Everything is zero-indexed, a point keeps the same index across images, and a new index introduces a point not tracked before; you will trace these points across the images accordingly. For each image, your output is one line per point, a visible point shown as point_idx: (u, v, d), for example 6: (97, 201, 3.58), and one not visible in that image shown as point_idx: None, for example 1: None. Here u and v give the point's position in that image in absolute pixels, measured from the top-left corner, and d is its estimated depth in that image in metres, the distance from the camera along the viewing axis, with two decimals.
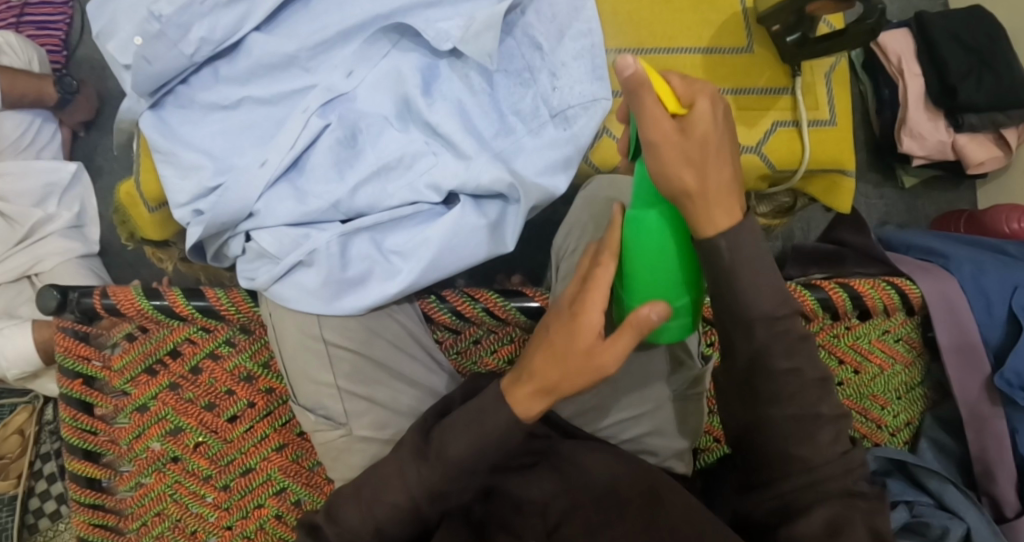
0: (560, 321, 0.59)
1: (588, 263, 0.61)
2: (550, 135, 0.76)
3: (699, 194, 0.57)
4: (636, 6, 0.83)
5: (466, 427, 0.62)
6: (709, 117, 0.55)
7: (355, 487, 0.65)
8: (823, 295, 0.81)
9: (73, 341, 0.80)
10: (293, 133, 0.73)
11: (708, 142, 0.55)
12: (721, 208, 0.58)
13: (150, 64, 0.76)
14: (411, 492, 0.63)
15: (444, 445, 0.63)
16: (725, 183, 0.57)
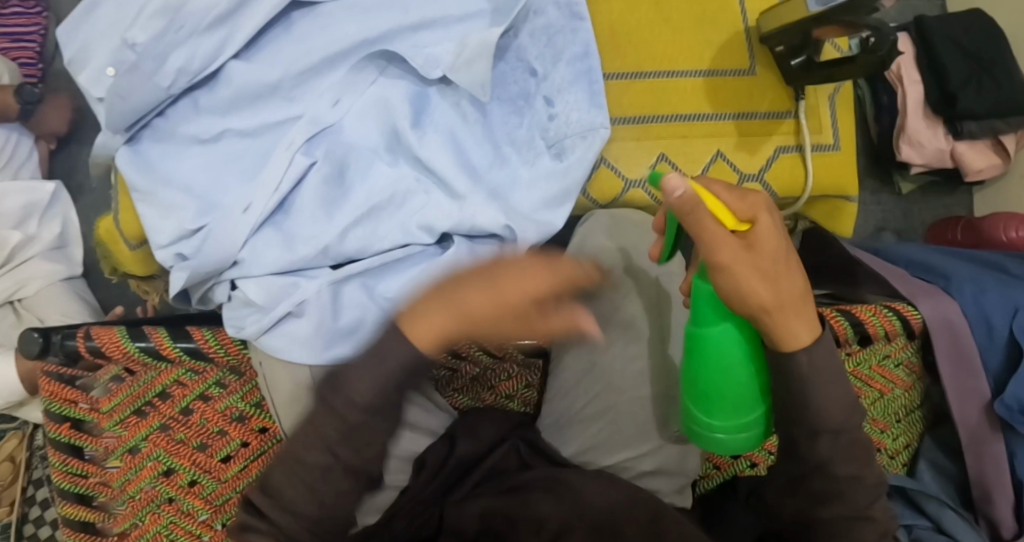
0: (519, 275, 0.52)
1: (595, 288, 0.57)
2: (547, 166, 0.73)
3: (777, 308, 0.57)
4: (634, 25, 0.78)
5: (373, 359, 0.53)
6: (773, 229, 0.57)
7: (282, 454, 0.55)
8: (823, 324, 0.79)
9: (58, 386, 0.78)
10: (277, 173, 0.70)
11: (775, 254, 0.57)
12: (801, 322, 0.59)
13: (124, 100, 0.74)
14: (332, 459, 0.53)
15: (349, 391, 0.52)
16: (798, 293, 0.58)
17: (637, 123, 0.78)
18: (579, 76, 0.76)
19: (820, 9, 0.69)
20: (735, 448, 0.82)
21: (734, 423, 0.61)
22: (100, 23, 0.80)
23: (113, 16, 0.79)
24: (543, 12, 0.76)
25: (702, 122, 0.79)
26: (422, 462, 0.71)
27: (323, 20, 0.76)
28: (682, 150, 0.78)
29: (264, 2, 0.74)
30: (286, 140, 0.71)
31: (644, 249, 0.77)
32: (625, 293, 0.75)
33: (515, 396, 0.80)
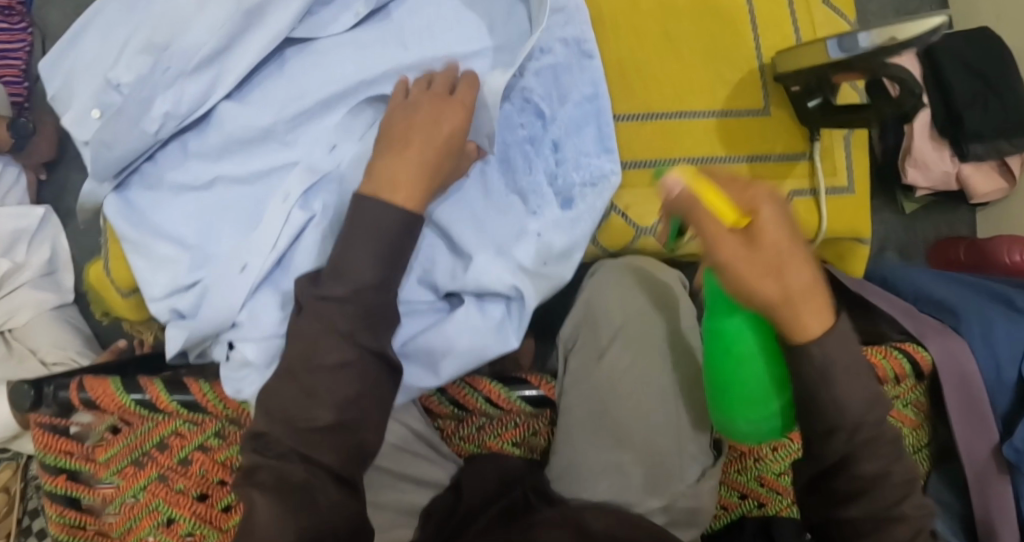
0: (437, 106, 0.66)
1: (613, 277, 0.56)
2: (555, 215, 0.70)
3: (784, 303, 0.54)
4: (644, 63, 0.76)
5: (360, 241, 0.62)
6: (775, 222, 0.54)
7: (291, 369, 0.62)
8: None
9: (52, 438, 0.77)
10: (274, 229, 0.68)
11: (778, 245, 0.53)
12: (814, 312, 0.55)
13: (110, 148, 0.70)
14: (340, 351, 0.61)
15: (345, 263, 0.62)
16: (809, 285, 0.54)
17: (647, 167, 0.76)
18: (586, 118, 0.72)
19: (843, 55, 0.66)
20: (742, 488, 0.80)
21: (754, 418, 0.60)
22: (83, 57, 0.77)
23: (95, 51, 0.76)
24: (550, 49, 0.72)
25: (713, 164, 0.77)
26: (428, 512, 0.69)
27: (318, 58, 0.74)
28: None
29: (252, 44, 0.72)
30: (283, 192, 0.69)
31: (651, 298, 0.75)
32: (638, 344, 0.72)
33: (523, 443, 0.75)
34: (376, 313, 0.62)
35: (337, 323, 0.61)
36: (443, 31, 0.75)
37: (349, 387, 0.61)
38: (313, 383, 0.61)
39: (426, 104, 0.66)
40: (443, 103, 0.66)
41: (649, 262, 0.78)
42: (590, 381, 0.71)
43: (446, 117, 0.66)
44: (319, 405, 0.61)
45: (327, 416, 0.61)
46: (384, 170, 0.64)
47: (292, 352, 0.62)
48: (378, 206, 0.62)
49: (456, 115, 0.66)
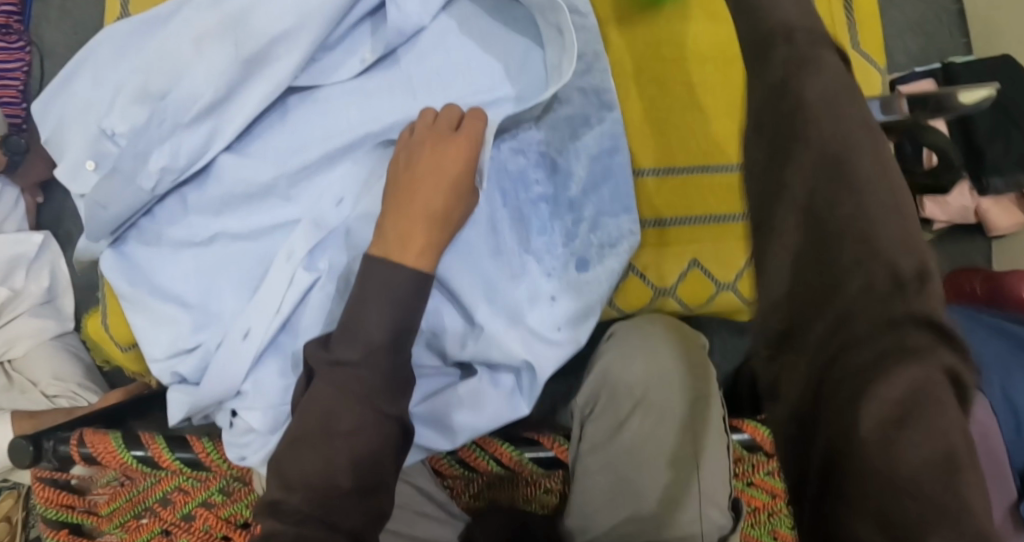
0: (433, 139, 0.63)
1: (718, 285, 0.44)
2: (569, 278, 0.68)
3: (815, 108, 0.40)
4: (666, 115, 0.74)
5: (372, 294, 0.59)
6: None
7: (298, 433, 0.58)
8: None
9: (54, 491, 0.76)
10: (277, 292, 0.66)
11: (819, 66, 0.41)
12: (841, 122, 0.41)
13: (105, 209, 0.69)
14: (358, 413, 0.57)
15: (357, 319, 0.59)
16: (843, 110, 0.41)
17: (667, 225, 0.74)
18: (603, 175, 0.70)
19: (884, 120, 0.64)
20: None
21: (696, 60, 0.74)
22: (73, 102, 0.74)
23: (86, 98, 0.74)
24: (569, 100, 0.69)
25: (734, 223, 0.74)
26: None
27: (323, 106, 0.72)
28: (715, 253, 0.74)
29: (253, 93, 0.70)
30: (286, 251, 0.67)
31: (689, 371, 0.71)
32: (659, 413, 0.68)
33: (533, 499, 0.73)
34: (394, 376, 0.59)
35: (351, 389, 0.58)
36: (456, 80, 0.72)
37: (369, 450, 0.57)
38: (329, 448, 0.56)
39: (429, 144, 0.63)
40: (446, 141, 0.63)
41: (676, 326, 0.75)
42: (609, 447, 0.68)
43: (449, 157, 0.62)
44: (337, 470, 0.56)
45: (345, 482, 0.56)
46: (390, 227, 0.61)
47: (307, 420, 0.58)
48: (387, 266, 0.60)
49: (459, 154, 0.62)
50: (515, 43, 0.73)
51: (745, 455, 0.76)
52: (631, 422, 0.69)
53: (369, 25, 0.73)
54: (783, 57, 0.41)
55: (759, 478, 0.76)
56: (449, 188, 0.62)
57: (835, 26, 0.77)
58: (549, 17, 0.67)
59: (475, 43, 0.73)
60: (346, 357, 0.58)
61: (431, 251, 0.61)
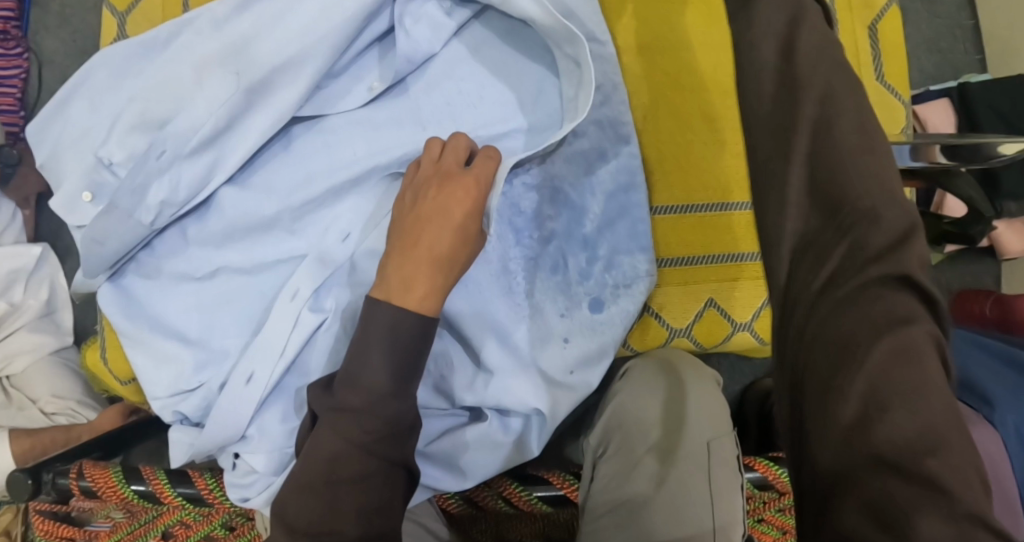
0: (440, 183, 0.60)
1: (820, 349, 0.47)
2: (582, 318, 0.67)
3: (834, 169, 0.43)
4: (684, 148, 0.72)
5: (373, 344, 0.56)
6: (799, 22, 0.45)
7: (301, 481, 0.56)
8: None
9: (53, 524, 0.74)
10: (281, 334, 0.65)
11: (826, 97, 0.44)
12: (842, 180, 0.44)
13: (102, 245, 0.67)
14: (364, 461, 0.55)
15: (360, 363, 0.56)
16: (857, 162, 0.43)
17: (684, 263, 0.72)
18: (618, 213, 0.68)
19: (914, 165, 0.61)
20: None
21: None
22: (70, 128, 0.72)
23: (85, 125, 0.72)
24: (584, 133, 0.68)
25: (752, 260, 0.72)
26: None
27: (327, 138, 0.71)
28: (731, 292, 0.72)
29: (255, 124, 0.69)
30: (291, 290, 0.66)
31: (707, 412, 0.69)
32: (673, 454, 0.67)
33: (541, 536, 0.73)
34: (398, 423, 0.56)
35: (355, 436, 0.55)
36: (467, 110, 0.71)
37: (376, 498, 0.56)
38: (333, 498, 0.55)
39: (436, 187, 0.60)
40: (453, 181, 0.59)
41: (686, 360, 0.72)
42: (621, 491, 0.67)
43: (455, 201, 0.58)
44: (343, 519, 0.55)
45: (351, 531, 0.54)
46: (393, 270, 0.57)
47: (314, 465, 0.55)
48: (390, 309, 0.56)
49: (467, 195, 0.59)
50: (529, 73, 0.71)
51: (757, 493, 0.74)
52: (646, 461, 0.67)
53: (377, 50, 0.73)
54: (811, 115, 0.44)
55: (770, 513, 0.76)
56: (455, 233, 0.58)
57: (857, 56, 0.77)
58: (566, 50, 0.66)
59: (487, 70, 0.72)
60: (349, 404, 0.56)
61: (436, 297, 0.57)
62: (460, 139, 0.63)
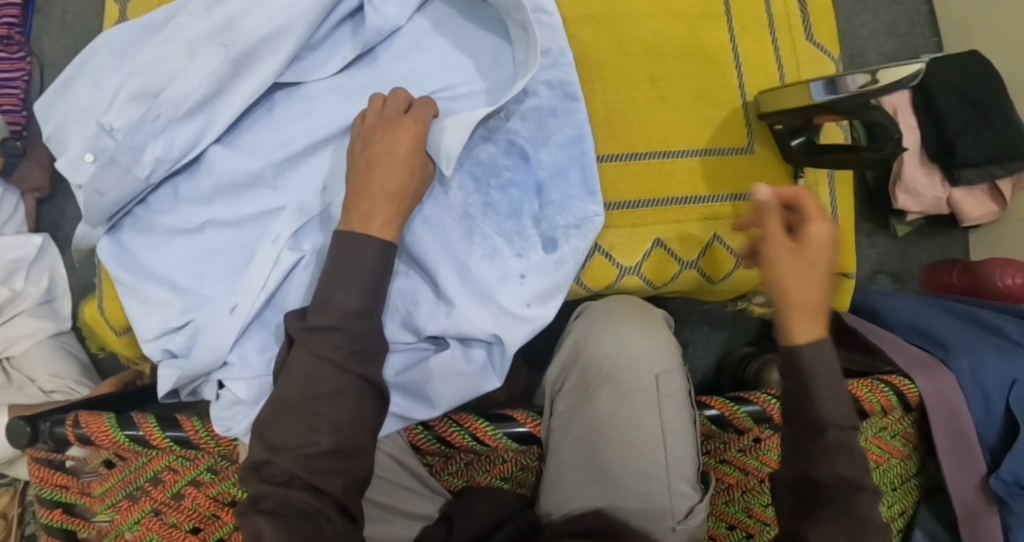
0: (376, 130, 0.67)
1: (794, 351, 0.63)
2: (537, 258, 0.71)
3: (789, 306, 0.61)
4: (629, 105, 0.77)
5: (344, 273, 0.63)
6: (823, 234, 0.61)
7: (282, 403, 0.62)
8: None
9: (48, 471, 0.78)
10: (262, 271, 0.70)
11: (820, 257, 0.61)
12: (805, 319, 0.61)
13: (103, 196, 0.72)
14: (339, 380, 0.62)
15: (329, 295, 0.63)
16: (811, 297, 0.61)
17: (633, 206, 0.76)
18: (571, 161, 0.73)
19: (826, 99, 0.68)
20: (729, 519, 0.76)
21: None
22: (74, 104, 0.77)
23: (87, 99, 0.77)
24: (535, 92, 0.73)
25: (697, 203, 0.77)
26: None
27: (307, 103, 0.76)
28: (680, 234, 0.77)
29: (242, 91, 0.74)
30: (273, 234, 0.71)
31: (652, 342, 0.74)
32: (621, 388, 0.71)
33: (512, 478, 0.75)
34: (366, 339, 0.63)
35: (328, 353, 0.61)
36: (430, 76, 0.76)
37: (343, 413, 0.61)
38: (310, 413, 0.61)
39: (379, 131, 0.67)
40: (394, 126, 0.67)
41: (635, 303, 0.78)
42: (578, 425, 0.71)
43: (399, 141, 0.66)
44: (317, 432, 0.61)
45: (327, 441, 0.61)
46: (353, 206, 0.65)
47: (288, 385, 0.62)
48: (356, 242, 0.63)
49: (407, 135, 0.66)
50: (488, 41, 0.76)
51: (716, 432, 0.75)
52: (599, 392, 0.71)
53: (349, 26, 0.77)
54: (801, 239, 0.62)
55: (731, 455, 0.75)
56: (402, 168, 0.65)
57: (789, 19, 0.81)
58: (515, 16, 0.71)
59: (447, 42, 0.77)
60: (320, 323, 0.62)
61: (392, 225, 0.65)
62: (401, 91, 0.70)
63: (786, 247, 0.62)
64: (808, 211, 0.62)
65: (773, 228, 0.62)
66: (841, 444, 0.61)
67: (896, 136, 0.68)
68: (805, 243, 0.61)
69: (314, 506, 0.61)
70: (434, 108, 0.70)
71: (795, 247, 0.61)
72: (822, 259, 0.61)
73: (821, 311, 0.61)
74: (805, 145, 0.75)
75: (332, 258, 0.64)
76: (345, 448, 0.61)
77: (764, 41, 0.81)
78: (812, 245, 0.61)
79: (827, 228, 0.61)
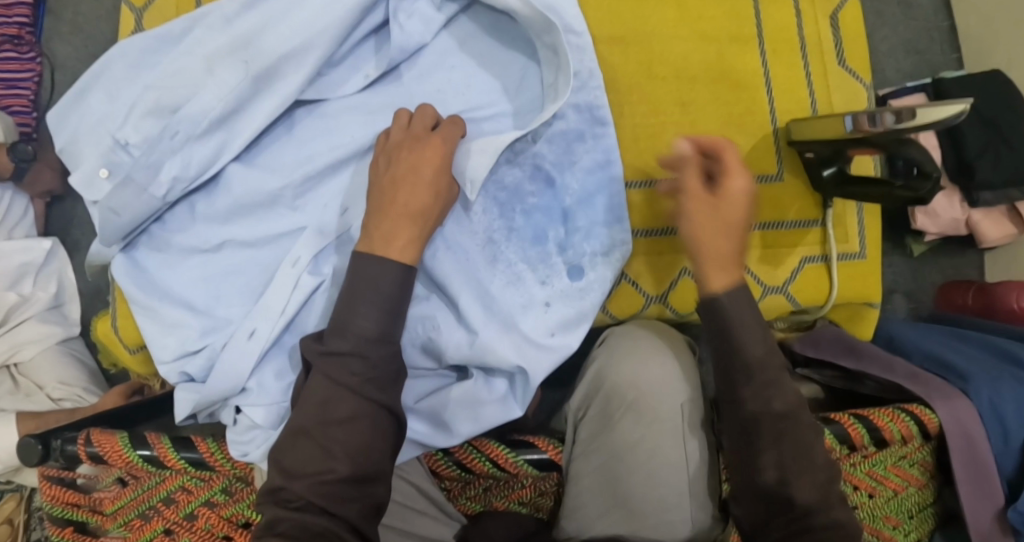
0: (403, 154, 0.66)
1: (728, 202, 0.64)
2: (562, 285, 0.70)
3: (710, 258, 0.64)
4: (657, 130, 0.77)
5: (364, 294, 0.62)
6: (745, 192, 0.64)
7: (302, 427, 0.60)
8: (840, 430, 0.77)
9: (60, 489, 0.77)
10: (281, 297, 0.69)
11: (736, 212, 0.64)
12: (723, 271, 0.64)
13: (118, 216, 0.71)
14: (358, 405, 0.60)
15: (347, 318, 0.61)
16: (728, 252, 0.64)
17: (656, 235, 0.77)
18: (598, 188, 0.72)
19: (860, 134, 0.67)
20: None
21: None
22: (87, 117, 0.75)
23: (102, 112, 0.75)
24: (563, 116, 0.71)
25: None
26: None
27: (328, 121, 0.74)
28: None
29: (261, 108, 0.72)
30: (292, 257, 0.70)
31: (680, 369, 0.72)
32: (646, 416, 0.70)
33: (530, 503, 0.74)
34: (385, 366, 0.61)
35: (345, 379, 0.60)
36: (455, 96, 0.74)
37: (359, 440, 0.60)
38: (325, 438, 0.60)
39: (406, 149, 0.66)
40: (421, 143, 0.66)
41: (656, 328, 0.76)
42: (603, 452, 0.70)
43: (425, 160, 0.65)
44: (333, 459, 0.59)
45: (342, 468, 0.59)
46: (374, 225, 0.64)
47: (304, 412, 0.60)
48: (376, 264, 0.62)
49: (434, 154, 0.66)
50: (511, 60, 0.75)
51: None
52: (624, 419, 0.70)
53: (372, 43, 0.76)
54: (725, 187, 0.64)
55: None
56: (428, 188, 0.64)
57: (820, 42, 0.80)
58: (544, 38, 0.70)
59: (473, 62, 0.75)
60: (339, 348, 0.61)
61: (415, 246, 0.64)
62: (429, 108, 0.69)
63: (707, 200, 0.65)
64: (731, 165, 0.64)
65: (694, 177, 0.66)
66: (766, 389, 0.62)
67: (932, 177, 0.67)
68: (725, 194, 0.64)
69: (329, 528, 0.58)
70: (462, 127, 0.69)
71: (714, 203, 0.64)
72: (736, 208, 0.64)
73: (739, 259, 0.64)
74: (837, 174, 0.74)
75: (352, 281, 0.62)
76: (361, 476, 0.60)
77: (794, 64, 0.79)
78: (733, 198, 0.64)
79: (743, 184, 0.64)
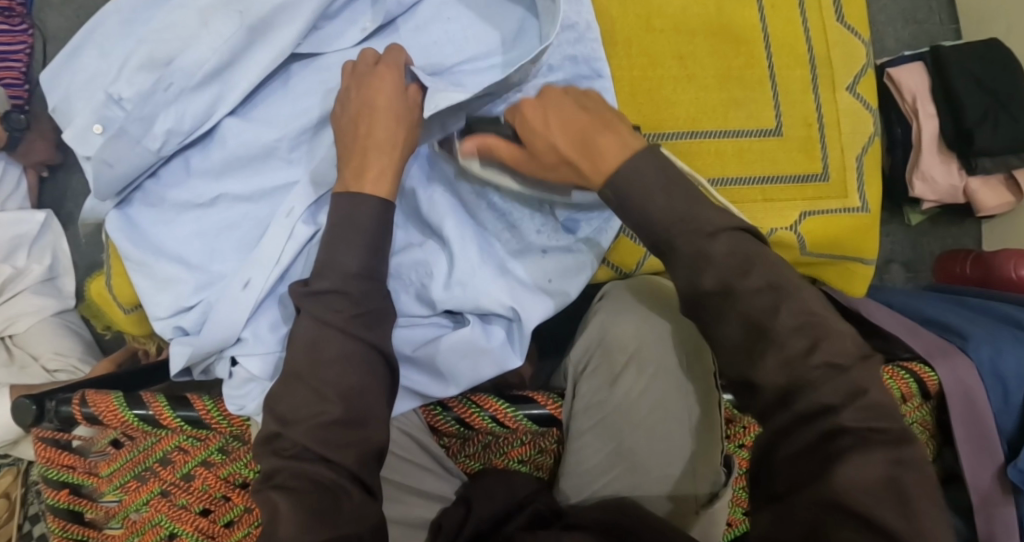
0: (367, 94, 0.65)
1: (534, 139, 0.60)
2: (557, 238, 0.72)
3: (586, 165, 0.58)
4: (656, 83, 0.77)
5: (355, 234, 0.62)
6: (544, 109, 0.60)
7: (295, 369, 0.60)
8: (914, 379, 0.77)
9: (54, 451, 0.75)
10: (277, 244, 0.70)
11: (539, 132, 0.60)
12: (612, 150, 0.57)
13: (111, 168, 0.71)
14: (347, 347, 0.59)
15: (337, 258, 0.61)
16: (584, 143, 0.58)
17: None
18: None
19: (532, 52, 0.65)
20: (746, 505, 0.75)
21: None
22: (82, 75, 0.75)
23: (96, 68, 0.74)
24: (557, 67, 0.72)
25: (724, 184, 0.77)
26: (438, 527, 0.68)
27: (322, 74, 0.74)
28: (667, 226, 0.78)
29: (256, 60, 0.72)
30: (286, 208, 0.71)
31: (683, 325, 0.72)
32: (649, 369, 0.70)
33: (528, 461, 0.73)
34: (368, 302, 0.61)
35: (334, 319, 0.60)
36: (453, 48, 0.74)
37: (352, 380, 0.59)
38: (318, 380, 0.59)
39: (357, 86, 0.65)
40: (368, 79, 0.65)
41: (650, 282, 0.77)
42: (604, 405, 0.70)
43: (377, 91, 0.65)
44: (326, 400, 0.58)
45: (337, 410, 0.58)
46: (364, 165, 0.63)
47: (294, 353, 0.60)
48: (368, 203, 0.62)
49: (403, 93, 0.65)
50: (511, 13, 0.74)
51: (737, 416, 0.72)
52: (626, 374, 0.70)
53: None
54: (532, 107, 0.61)
55: None
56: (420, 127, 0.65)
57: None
58: None
59: (471, 14, 0.75)
60: (322, 288, 0.60)
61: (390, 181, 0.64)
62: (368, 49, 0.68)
63: (529, 160, 0.62)
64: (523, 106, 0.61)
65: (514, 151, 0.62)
66: (703, 255, 0.54)
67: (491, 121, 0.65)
68: (544, 136, 0.59)
69: (329, 479, 0.57)
70: (404, 53, 0.67)
71: (527, 153, 0.61)
72: (559, 122, 0.59)
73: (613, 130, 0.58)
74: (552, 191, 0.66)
75: (342, 223, 0.62)
76: (353, 418, 0.59)
77: (792, 19, 0.80)
78: (541, 142, 0.60)
79: (561, 95, 0.61)
